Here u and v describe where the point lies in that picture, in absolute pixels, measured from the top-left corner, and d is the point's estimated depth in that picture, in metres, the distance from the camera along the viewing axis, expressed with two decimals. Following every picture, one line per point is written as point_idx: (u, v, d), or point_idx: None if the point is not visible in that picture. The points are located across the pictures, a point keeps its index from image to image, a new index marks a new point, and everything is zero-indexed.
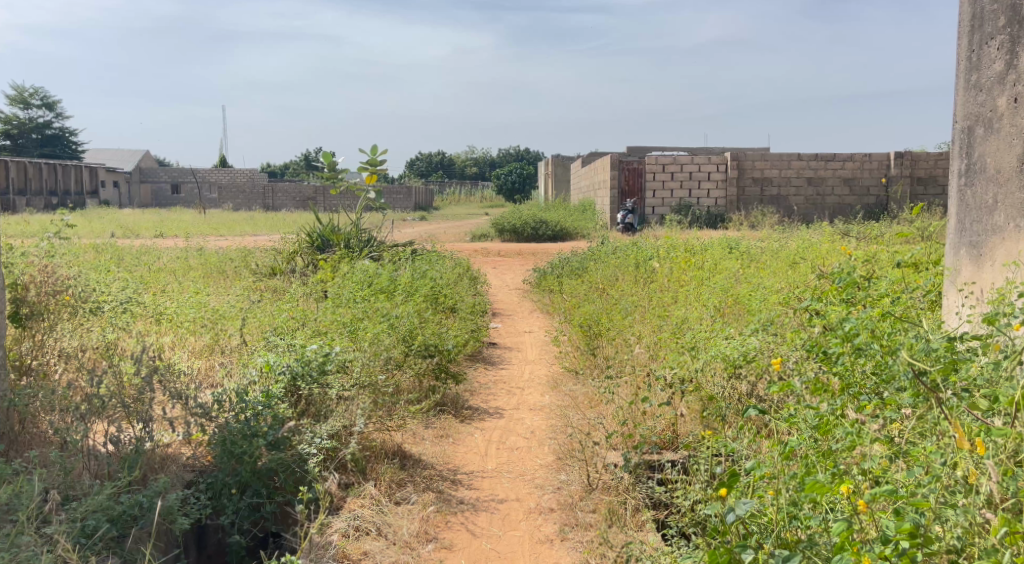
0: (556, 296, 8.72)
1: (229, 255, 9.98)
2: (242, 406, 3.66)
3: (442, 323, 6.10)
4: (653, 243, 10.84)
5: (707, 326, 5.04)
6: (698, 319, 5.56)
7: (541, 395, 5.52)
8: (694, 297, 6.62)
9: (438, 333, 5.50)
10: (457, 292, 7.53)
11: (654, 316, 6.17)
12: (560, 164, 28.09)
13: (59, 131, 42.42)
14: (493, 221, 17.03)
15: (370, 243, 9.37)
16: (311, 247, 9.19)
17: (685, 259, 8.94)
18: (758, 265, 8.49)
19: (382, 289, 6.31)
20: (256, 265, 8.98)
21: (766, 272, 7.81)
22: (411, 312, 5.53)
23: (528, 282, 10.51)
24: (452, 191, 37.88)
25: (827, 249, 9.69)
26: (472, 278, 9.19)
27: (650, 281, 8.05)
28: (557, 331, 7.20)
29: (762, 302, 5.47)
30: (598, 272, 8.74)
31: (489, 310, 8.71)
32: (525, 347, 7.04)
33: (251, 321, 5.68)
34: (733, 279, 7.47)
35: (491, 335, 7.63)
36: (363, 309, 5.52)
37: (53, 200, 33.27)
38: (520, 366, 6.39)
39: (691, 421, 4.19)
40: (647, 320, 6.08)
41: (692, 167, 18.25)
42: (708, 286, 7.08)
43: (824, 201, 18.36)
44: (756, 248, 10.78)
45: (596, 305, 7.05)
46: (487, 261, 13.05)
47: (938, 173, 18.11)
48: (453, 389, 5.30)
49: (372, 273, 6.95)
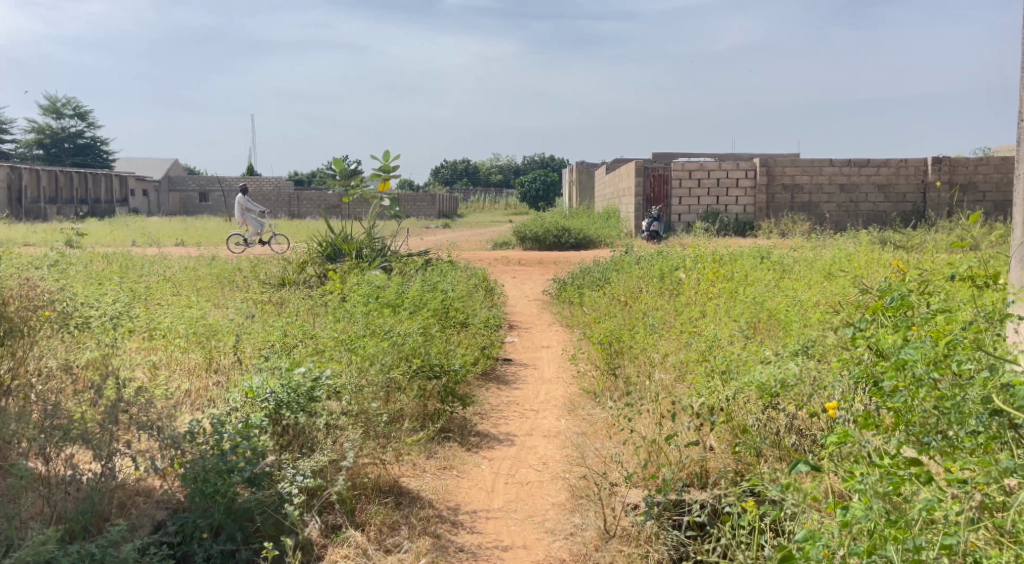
0: (577, 309, 8.29)
1: (240, 265, 9.67)
2: (218, 438, 3.27)
3: (451, 340, 5.70)
4: (679, 252, 10.39)
5: (739, 349, 4.60)
6: (732, 343, 5.11)
7: (556, 420, 5.09)
8: (724, 314, 6.18)
9: (444, 351, 5.09)
10: (470, 305, 7.13)
11: (685, 337, 5.71)
12: (585, 172, 27.69)
13: (91, 139, 42.86)
14: (515, 229, 16.60)
15: (384, 252, 9.03)
16: (323, 256, 8.88)
17: (713, 270, 8.49)
18: (791, 278, 7.99)
19: (387, 304, 5.92)
20: (265, 275, 8.64)
21: (801, 285, 7.34)
22: (416, 328, 5.13)
23: (549, 293, 10.10)
24: (477, 198, 37.63)
25: (865, 260, 9.18)
26: (489, 290, 8.78)
27: (677, 296, 7.58)
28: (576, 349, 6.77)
29: (799, 323, 5.02)
30: (621, 284, 8.33)
31: (506, 324, 8.30)
32: (542, 364, 6.64)
33: (246, 337, 5.32)
34: (768, 294, 7.00)
35: (506, 351, 7.24)
36: (363, 326, 5.14)
37: (84, 209, 33.43)
38: (535, 387, 5.96)
39: (723, 455, 3.78)
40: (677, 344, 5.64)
41: (720, 173, 17.73)
42: (741, 301, 6.61)
43: (858, 209, 17.76)
44: (789, 258, 10.31)
45: (618, 320, 6.60)
46: (507, 270, 12.67)
47: (978, 179, 17.56)
48: (461, 413, 4.89)
49: (378, 285, 6.57)
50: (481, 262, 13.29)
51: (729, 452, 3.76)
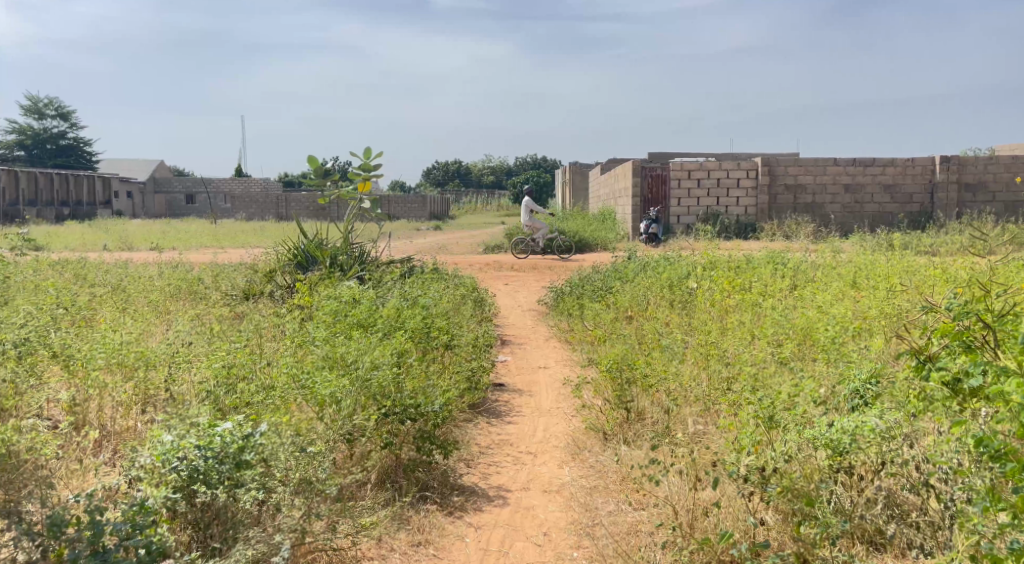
0: (577, 324, 7.41)
1: (205, 272, 8.72)
2: (97, 529, 2.36)
3: (432, 369, 4.82)
4: (685, 257, 9.53)
5: (787, 391, 3.74)
6: (771, 379, 4.26)
7: (558, 468, 4.20)
8: (750, 340, 5.32)
9: (422, 386, 4.18)
10: (457, 322, 6.24)
11: (710, 365, 4.86)
12: (579, 172, 26.84)
13: (74, 139, 41.76)
14: (508, 232, 15.72)
15: (362, 260, 8.14)
16: (294, 265, 7.98)
17: (730, 279, 7.61)
18: (816, 290, 7.14)
19: (359, 325, 5.00)
20: (228, 286, 7.73)
21: (828, 299, 6.49)
22: (387, 357, 4.23)
23: (544, 303, 9.22)
24: (469, 200, 36.74)
25: (892, 269, 8.31)
26: (479, 302, 7.90)
27: (692, 310, 6.72)
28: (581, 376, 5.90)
29: (854, 362, 4.16)
30: (625, 294, 7.46)
31: (497, 340, 7.42)
32: (539, 392, 5.77)
33: (185, 365, 4.42)
34: (796, 312, 6.14)
35: (497, 373, 6.38)
36: (323, 355, 4.22)
37: (64, 211, 32.35)
38: (532, 422, 5.08)
39: (779, 533, 2.95)
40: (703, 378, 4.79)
41: (720, 173, 16.90)
42: (767, 318, 5.76)
43: (863, 210, 16.95)
44: (804, 263, 9.46)
45: (627, 342, 5.72)
46: (499, 277, 11.79)
47: (987, 179, 16.80)
48: (443, 464, 4.00)
49: (349, 299, 5.66)
50: (471, 268, 12.40)
51: (788, 531, 2.92)
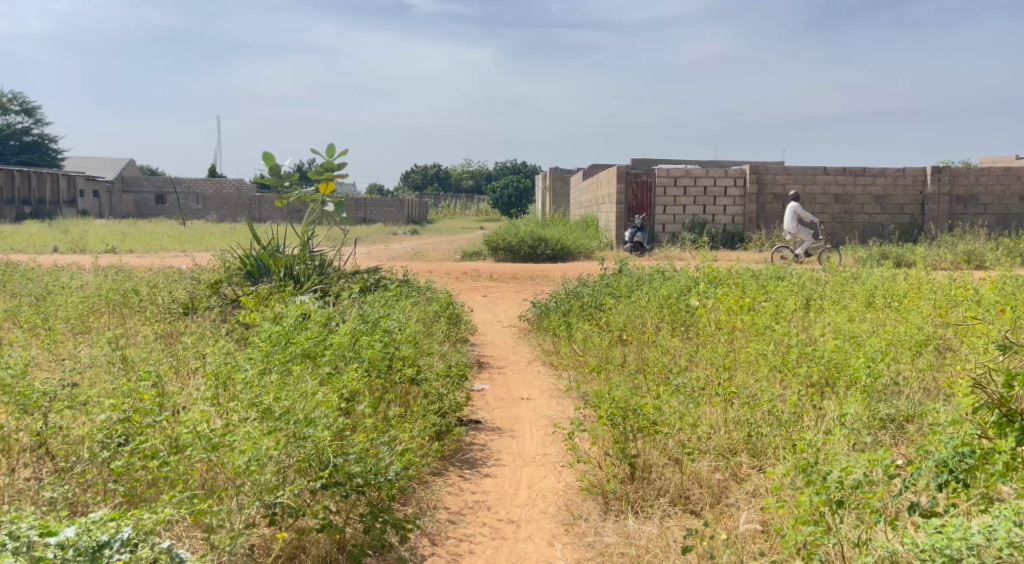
0: (564, 346, 6.55)
1: (144, 280, 7.74)
2: None
3: (388, 416, 3.92)
4: (679, 271, 8.71)
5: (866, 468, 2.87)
6: (826, 452, 3.46)
7: (547, 547, 3.33)
8: (779, 386, 4.51)
9: (372, 448, 3.28)
10: (424, 347, 5.35)
11: (743, 423, 4.04)
12: (560, 177, 26.01)
13: (38, 136, 40.29)
14: (486, 238, 14.83)
15: (323, 270, 7.21)
16: (243, 274, 7.07)
17: (734, 296, 6.79)
18: (831, 314, 6.32)
19: (305, 353, 4.10)
20: (167, 297, 6.79)
21: (849, 326, 5.69)
22: (326, 406, 3.31)
23: (525, 319, 8.34)
24: (447, 203, 35.85)
25: (906, 289, 7.51)
26: (454, 318, 7.01)
27: (696, 339, 5.88)
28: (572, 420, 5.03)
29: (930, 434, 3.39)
30: (617, 313, 6.63)
31: (473, 364, 6.54)
32: (525, 434, 4.91)
33: (76, 410, 3.49)
34: (818, 343, 5.33)
35: (474, 406, 5.51)
36: (250, 396, 3.35)
37: (26, 210, 30.99)
38: (513, 475, 4.20)
39: None
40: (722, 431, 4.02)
41: (707, 181, 16.13)
42: (791, 350, 4.94)
43: (853, 220, 16.26)
44: (807, 278, 8.67)
45: (625, 379, 4.87)
46: (476, 287, 10.91)
47: (979, 191, 16.16)
48: (397, 552, 3.13)
49: (293, 319, 4.75)
50: (445, 277, 11.49)
51: None
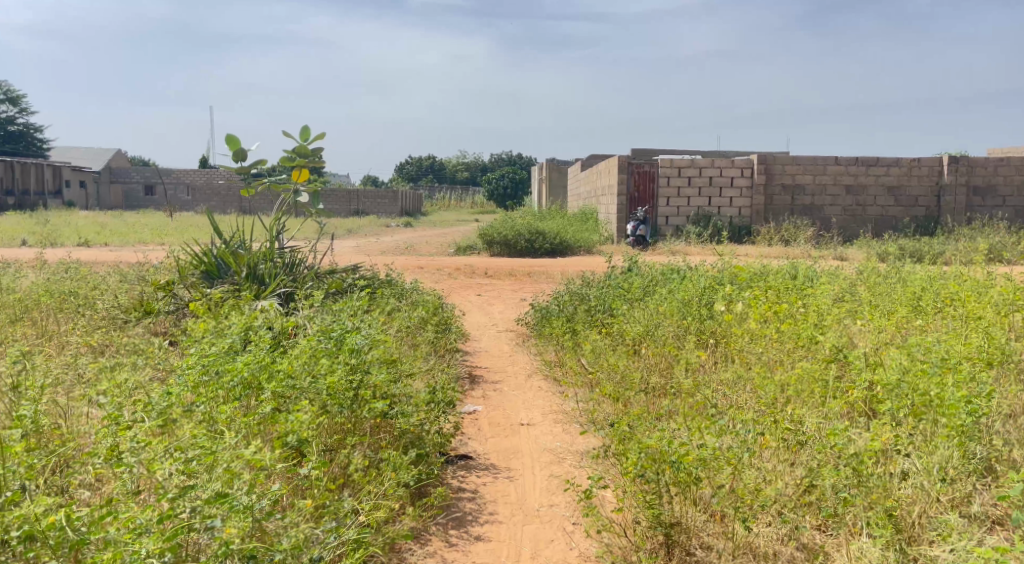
0: (570, 360, 5.63)
1: (91, 279, 6.80)
2: None
3: (352, 476, 3.07)
4: (695, 269, 7.80)
5: None
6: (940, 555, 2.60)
7: None
8: (848, 425, 3.58)
9: (319, 540, 2.44)
10: (404, 368, 4.43)
11: (811, 479, 3.13)
12: (557, 168, 25.06)
13: (23, 126, 39.14)
14: (481, 231, 13.90)
15: (293, 271, 6.29)
16: (201, 274, 6.12)
17: (764, 300, 5.87)
18: (878, 324, 5.41)
19: (242, 387, 3.24)
20: (113, 298, 5.85)
21: (903, 345, 4.77)
22: (257, 476, 2.45)
23: (522, 324, 7.41)
24: (442, 195, 34.91)
25: (953, 291, 6.59)
26: (443, 325, 6.08)
27: (728, 361, 4.98)
28: (585, 459, 4.13)
29: None
30: (628, 322, 5.71)
31: (465, 380, 5.63)
32: (525, 476, 3.99)
33: None
34: (877, 363, 4.41)
35: (466, 434, 4.62)
36: (154, 455, 2.49)
37: (9, 200, 29.84)
38: (512, 538, 3.28)
39: None
40: (782, 482, 3.16)
41: (713, 171, 15.17)
42: (851, 380, 4.03)
43: (865, 213, 15.32)
44: (833, 278, 7.75)
45: (649, 416, 3.98)
46: (470, 285, 9.99)
47: (997, 181, 15.23)
48: None
49: (237, 337, 3.83)
50: (435, 274, 10.55)
51: None
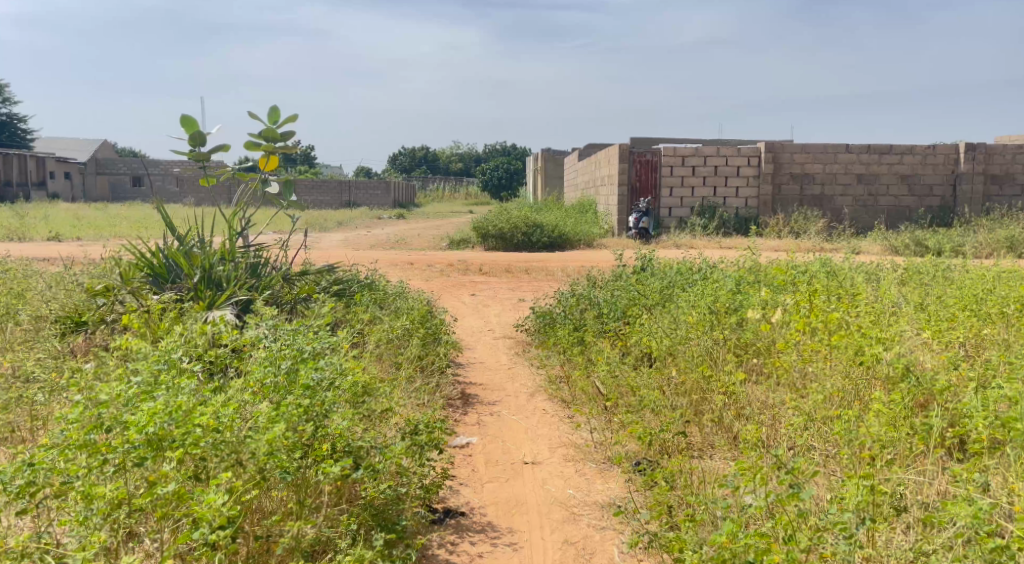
0: (579, 379, 4.75)
1: (27, 281, 5.88)
2: None
3: None
4: (711, 266, 6.91)
5: None
6: None
7: None
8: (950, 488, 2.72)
9: None
10: (382, 400, 3.54)
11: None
12: (553, 158, 24.11)
13: (7, 115, 37.95)
14: (474, 224, 12.98)
15: (256, 274, 5.37)
16: (148, 278, 5.19)
17: (805, 306, 4.99)
18: (940, 337, 4.54)
19: (148, 446, 2.30)
20: (42, 309, 4.94)
21: (979, 369, 3.88)
22: None
23: (521, 330, 6.52)
24: (435, 186, 33.95)
25: (1015, 293, 5.72)
26: (430, 335, 5.19)
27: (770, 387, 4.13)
28: (607, 517, 3.26)
29: None
30: (643, 334, 4.83)
31: (455, 403, 4.76)
32: (530, 543, 3.13)
33: None
34: (959, 393, 3.54)
35: (458, 477, 3.75)
36: None
37: None
38: None
39: None
40: None
41: (718, 159, 14.26)
42: (938, 422, 3.17)
43: (878, 203, 14.43)
44: (866, 277, 6.87)
45: (690, 470, 3.11)
46: (463, 283, 9.10)
47: (1017, 170, 14.36)
48: None
49: (158, 363, 2.93)
50: (426, 272, 9.66)
51: None
